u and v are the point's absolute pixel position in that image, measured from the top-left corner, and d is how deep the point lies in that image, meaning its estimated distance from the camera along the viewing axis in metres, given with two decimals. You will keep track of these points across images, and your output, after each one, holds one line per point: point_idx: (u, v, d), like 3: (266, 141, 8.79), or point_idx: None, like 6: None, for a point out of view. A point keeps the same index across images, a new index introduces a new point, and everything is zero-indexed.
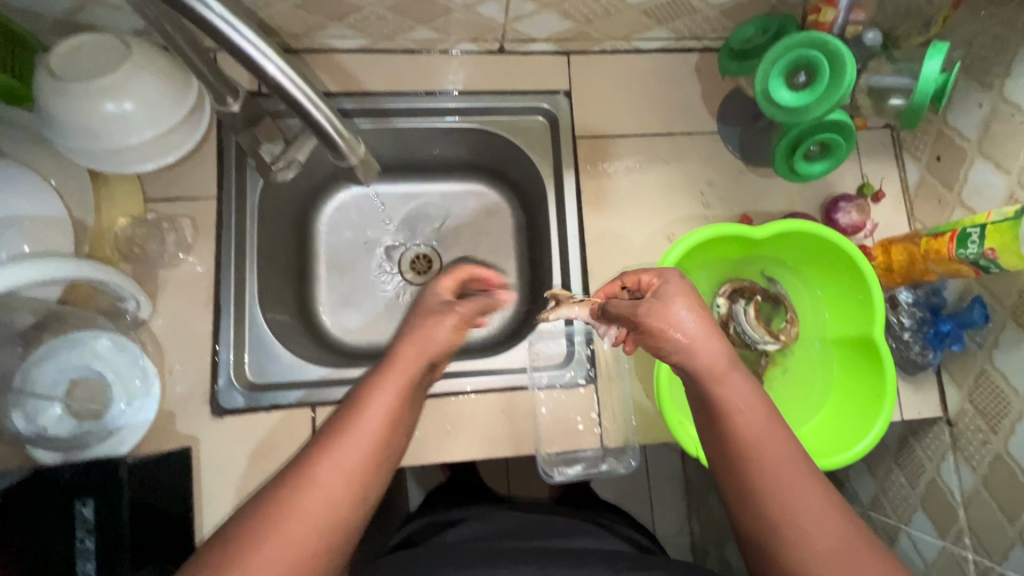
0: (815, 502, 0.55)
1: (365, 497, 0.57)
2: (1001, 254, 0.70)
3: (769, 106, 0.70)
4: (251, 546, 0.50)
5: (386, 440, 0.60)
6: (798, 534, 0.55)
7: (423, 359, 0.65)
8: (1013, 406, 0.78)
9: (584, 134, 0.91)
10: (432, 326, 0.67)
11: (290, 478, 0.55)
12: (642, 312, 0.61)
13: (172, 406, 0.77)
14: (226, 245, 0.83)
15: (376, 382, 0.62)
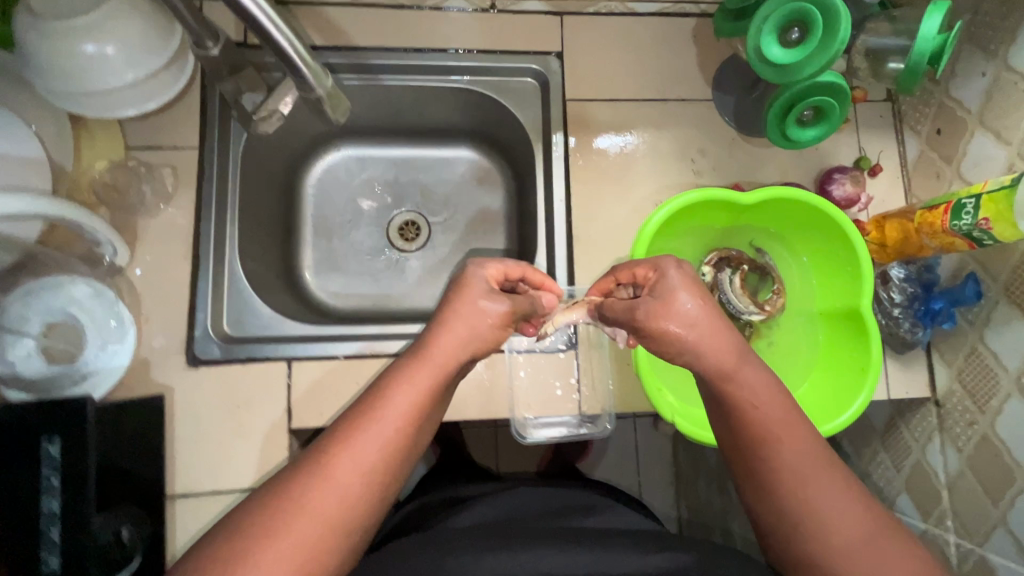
0: (838, 496, 0.56)
1: (381, 493, 0.57)
2: (996, 225, 0.67)
3: (760, 65, 0.68)
4: (267, 541, 0.51)
5: (407, 437, 0.58)
6: (822, 531, 0.55)
7: (460, 357, 0.62)
8: (1002, 386, 0.76)
9: (575, 96, 0.90)
10: (477, 321, 0.63)
11: (305, 472, 0.55)
12: (638, 313, 0.60)
13: (147, 354, 0.77)
14: (206, 196, 0.82)
15: (401, 376, 0.60)
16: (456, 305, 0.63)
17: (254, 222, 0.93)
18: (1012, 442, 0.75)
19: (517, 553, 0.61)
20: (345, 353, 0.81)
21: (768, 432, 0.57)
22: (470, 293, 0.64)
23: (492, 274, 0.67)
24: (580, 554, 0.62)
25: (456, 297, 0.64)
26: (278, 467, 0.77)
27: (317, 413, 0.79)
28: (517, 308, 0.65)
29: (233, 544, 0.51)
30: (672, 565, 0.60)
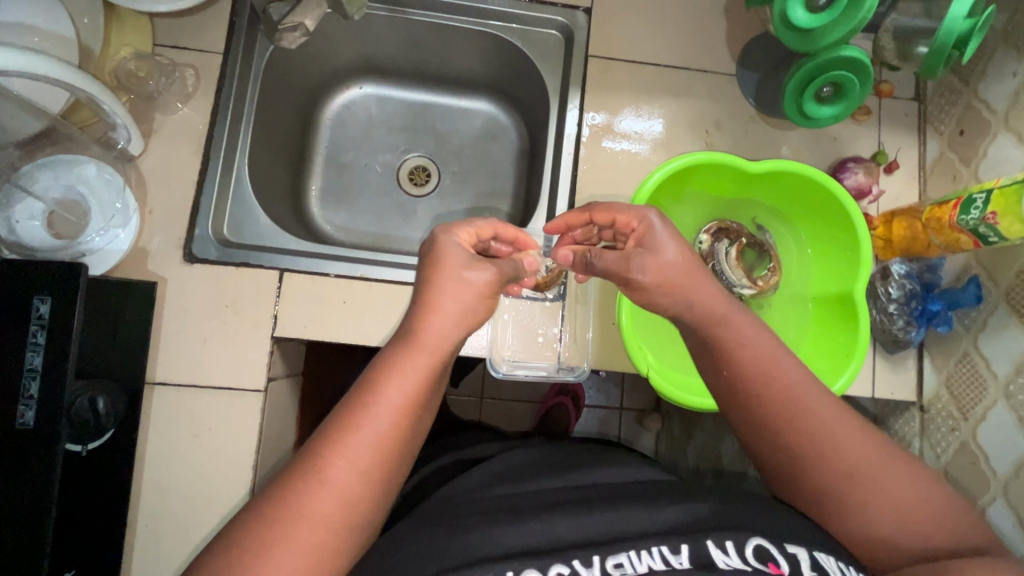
0: (837, 429, 0.56)
1: (383, 491, 0.53)
2: (1003, 219, 0.66)
3: (782, 28, 0.69)
4: (266, 549, 0.47)
5: (406, 429, 0.53)
6: (832, 468, 0.55)
7: (451, 334, 0.56)
8: (989, 392, 0.75)
9: (598, 53, 0.90)
10: (463, 293, 0.58)
11: (297, 476, 0.50)
12: (632, 266, 0.61)
13: (145, 244, 0.79)
14: (224, 102, 0.84)
15: (393, 364, 0.54)
16: (438, 279, 0.57)
17: (269, 140, 0.95)
18: (990, 450, 0.73)
19: (530, 522, 0.57)
20: (336, 272, 0.82)
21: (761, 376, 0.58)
22: (449, 264, 0.59)
23: (463, 238, 0.63)
24: (594, 515, 0.58)
25: (437, 270, 0.59)
26: (256, 371, 0.79)
27: (302, 326, 0.81)
28: (500, 271, 0.60)
29: (231, 554, 0.47)
30: (687, 519, 0.56)
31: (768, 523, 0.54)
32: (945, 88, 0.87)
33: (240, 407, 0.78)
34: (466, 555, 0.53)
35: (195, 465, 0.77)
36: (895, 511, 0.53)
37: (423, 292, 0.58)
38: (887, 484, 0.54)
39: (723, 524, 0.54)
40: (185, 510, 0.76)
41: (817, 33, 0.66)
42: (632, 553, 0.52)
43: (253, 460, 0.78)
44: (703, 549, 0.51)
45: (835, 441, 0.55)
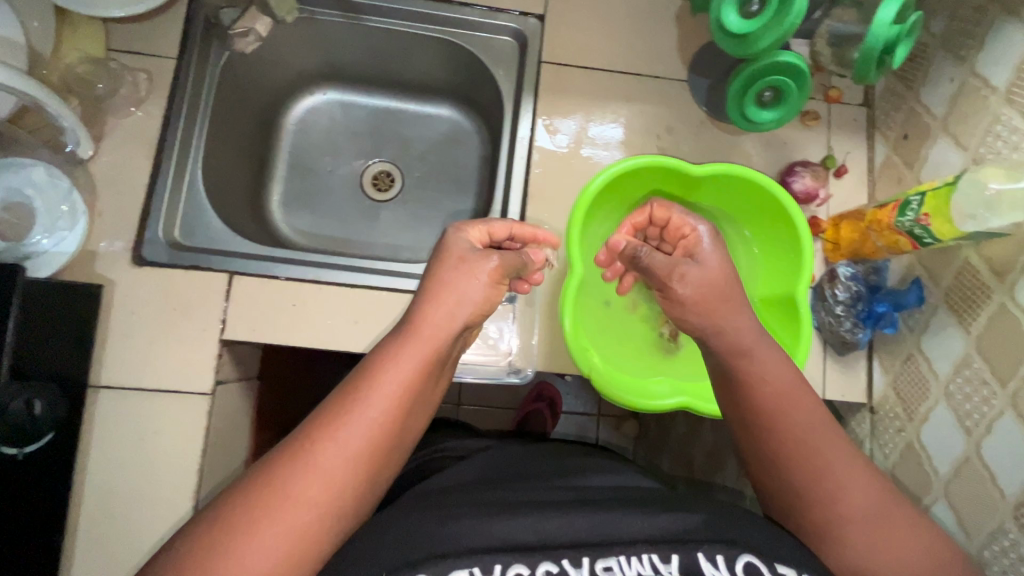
0: (841, 461, 0.59)
1: (371, 480, 0.54)
2: (935, 221, 0.68)
3: (721, 34, 0.69)
4: (256, 525, 0.49)
5: (398, 417, 0.56)
6: (830, 497, 0.58)
7: (445, 326, 0.60)
8: (931, 392, 0.75)
9: (551, 59, 0.91)
10: (464, 286, 0.62)
11: (290, 456, 0.52)
12: (678, 273, 0.65)
13: (94, 246, 0.79)
14: (177, 106, 0.85)
15: (390, 354, 0.57)
16: (441, 275, 0.62)
17: (227, 145, 0.95)
18: (933, 450, 0.74)
19: (520, 517, 0.57)
20: (287, 275, 0.82)
21: (776, 404, 0.61)
22: (453, 257, 0.63)
23: (474, 238, 0.68)
24: (588, 516, 0.57)
25: (440, 263, 0.64)
26: (203, 374, 0.79)
27: (251, 328, 0.81)
28: (503, 263, 0.65)
29: (221, 531, 0.49)
30: (680, 527, 0.56)
31: (757, 540, 0.55)
32: (891, 94, 0.88)
33: (187, 410, 0.78)
34: (454, 543, 0.53)
35: (143, 470, 0.76)
36: (887, 545, 0.56)
37: (427, 287, 0.62)
38: (886, 528, 0.57)
39: (715, 538, 0.54)
40: (129, 514, 0.76)
41: (750, 37, 0.68)
42: (622, 558, 0.52)
43: (200, 463, 0.78)
44: (693, 560, 0.52)
45: (819, 441, 0.60)
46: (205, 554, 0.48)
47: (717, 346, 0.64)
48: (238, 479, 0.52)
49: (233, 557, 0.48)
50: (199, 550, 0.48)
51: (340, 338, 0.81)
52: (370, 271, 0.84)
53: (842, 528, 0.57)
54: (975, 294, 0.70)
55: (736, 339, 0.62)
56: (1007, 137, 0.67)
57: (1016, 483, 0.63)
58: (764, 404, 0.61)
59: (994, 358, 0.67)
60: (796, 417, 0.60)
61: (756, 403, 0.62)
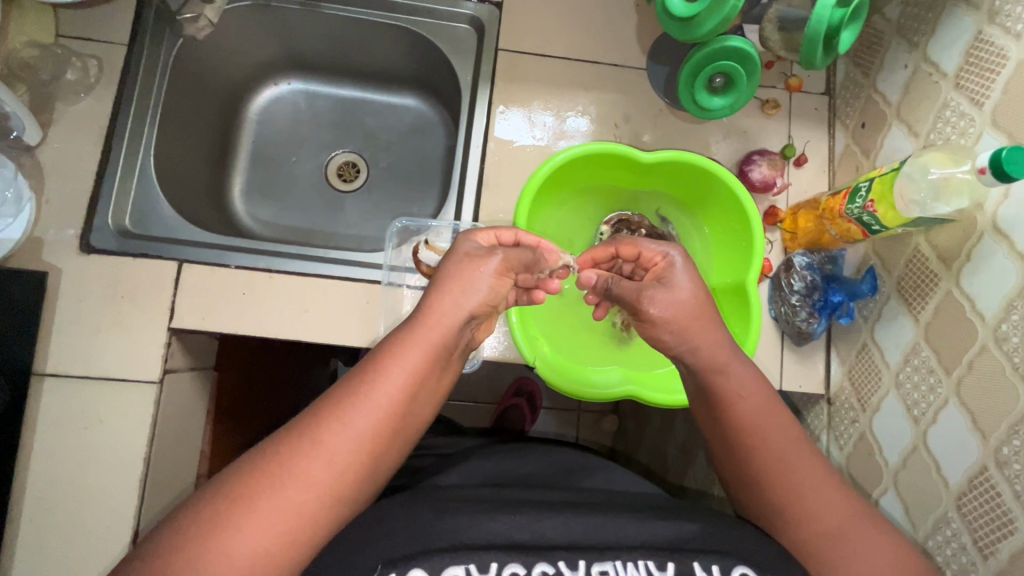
0: (811, 470, 0.58)
1: (374, 470, 0.52)
2: (880, 207, 0.69)
3: (668, 20, 0.74)
4: (250, 506, 0.46)
5: (406, 406, 0.53)
6: (803, 514, 0.56)
7: (456, 315, 0.57)
8: (883, 382, 0.75)
9: (507, 47, 0.90)
10: (476, 278, 0.59)
11: (293, 438, 0.50)
12: (644, 299, 0.62)
13: (41, 233, 0.79)
14: (128, 92, 0.85)
15: (398, 341, 0.55)
16: (455, 264, 0.59)
17: (184, 133, 0.95)
18: (885, 441, 0.73)
19: (514, 515, 0.56)
20: (238, 263, 0.82)
21: (752, 418, 0.59)
22: (462, 250, 0.60)
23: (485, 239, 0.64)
24: (583, 517, 0.56)
25: (450, 257, 0.61)
26: (150, 362, 0.78)
27: (199, 317, 0.80)
28: (511, 259, 0.61)
29: (215, 510, 0.46)
30: (676, 535, 0.55)
31: (750, 549, 0.54)
32: (850, 82, 0.87)
33: (133, 399, 0.77)
34: (452, 538, 0.52)
35: (88, 458, 0.76)
36: (872, 559, 0.54)
37: (438, 278, 0.59)
38: (860, 536, 0.55)
39: (712, 547, 0.53)
40: (74, 503, 0.75)
41: (695, 19, 0.72)
42: (619, 563, 0.51)
43: (146, 453, 0.77)
44: (689, 569, 0.51)
45: (790, 448, 0.58)
46: (191, 533, 0.45)
47: (694, 366, 0.61)
48: (235, 461, 0.50)
49: (226, 535, 0.45)
50: (188, 530, 0.45)
51: (289, 327, 0.81)
52: (325, 259, 0.84)
53: (813, 542, 0.55)
54: (924, 282, 0.69)
55: (710, 357, 0.60)
56: (955, 122, 0.66)
57: (959, 472, 0.62)
58: (740, 406, 0.59)
59: (940, 346, 0.66)
60: (767, 424, 0.59)
61: (733, 420, 0.60)
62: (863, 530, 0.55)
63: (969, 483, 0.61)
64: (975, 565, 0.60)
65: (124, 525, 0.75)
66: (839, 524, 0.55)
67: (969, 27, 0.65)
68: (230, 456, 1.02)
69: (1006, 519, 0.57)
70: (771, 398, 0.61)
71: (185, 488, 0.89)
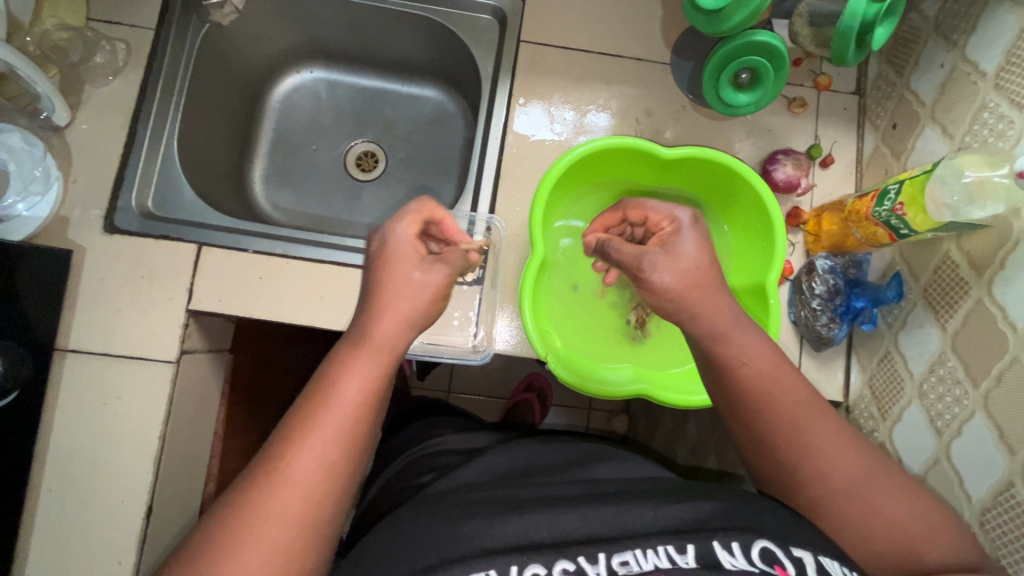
0: (828, 435, 0.57)
1: (344, 486, 0.52)
2: (910, 210, 0.67)
3: (694, 12, 0.74)
4: (230, 555, 0.47)
5: (360, 420, 0.53)
6: (815, 474, 0.56)
7: (402, 331, 0.57)
8: (905, 391, 0.72)
9: (529, 39, 0.89)
10: (412, 295, 0.59)
11: (257, 478, 0.50)
12: (652, 261, 0.62)
13: (67, 213, 0.81)
14: (153, 75, 0.87)
15: (342, 364, 0.55)
16: (387, 281, 0.59)
17: (208, 119, 0.96)
18: (905, 451, 0.71)
19: (529, 515, 0.56)
20: (255, 248, 0.82)
21: (756, 383, 0.58)
22: (392, 268, 0.60)
23: (411, 233, 0.62)
24: (596, 510, 0.56)
25: (381, 274, 0.60)
26: (168, 343, 0.79)
27: (217, 301, 0.81)
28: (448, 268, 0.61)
29: (200, 563, 0.47)
30: (694, 517, 0.55)
31: (773, 523, 0.53)
32: (883, 82, 0.84)
33: (151, 378, 0.78)
34: (469, 545, 0.53)
35: (105, 434, 0.77)
36: (889, 519, 0.54)
37: (374, 297, 0.59)
38: (876, 494, 0.55)
39: (732, 525, 0.52)
40: (91, 476, 0.77)
41: (722, 12, 0.71)
42: (639, 551, 0.51)
43: (161, 431, 0.78)
44: (709, 549, 0.50)
45: (818, 439, 0.56)
46: None
47: (694, 332, 0.60)
48: (209, 513, 0.50)
49: None
50: None
51: (305, 314, 0.81)
52: (343, 247, 0.84)
53: (830, 508, 0.55)
54: (952, 290, 0.66)
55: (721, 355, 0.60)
56: (993, 124, 0.64)
57: (982, 487, 0.60)
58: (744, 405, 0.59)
59: (968, 358, 0.63)
60: (803, 431, 0.57)
61: (739, 393, 0.59)
62: (872, 488, 0.55)
63: (993, 499, 0.59)
64: None
65: (138, 500, 0.76)
66: (853, 480, 0.55)
67: (1012, 25, 0.63)
68: (243, 439, 1.03)
69: None
70: (810, 397, 0.58)
71: (199, 467, 0.91)
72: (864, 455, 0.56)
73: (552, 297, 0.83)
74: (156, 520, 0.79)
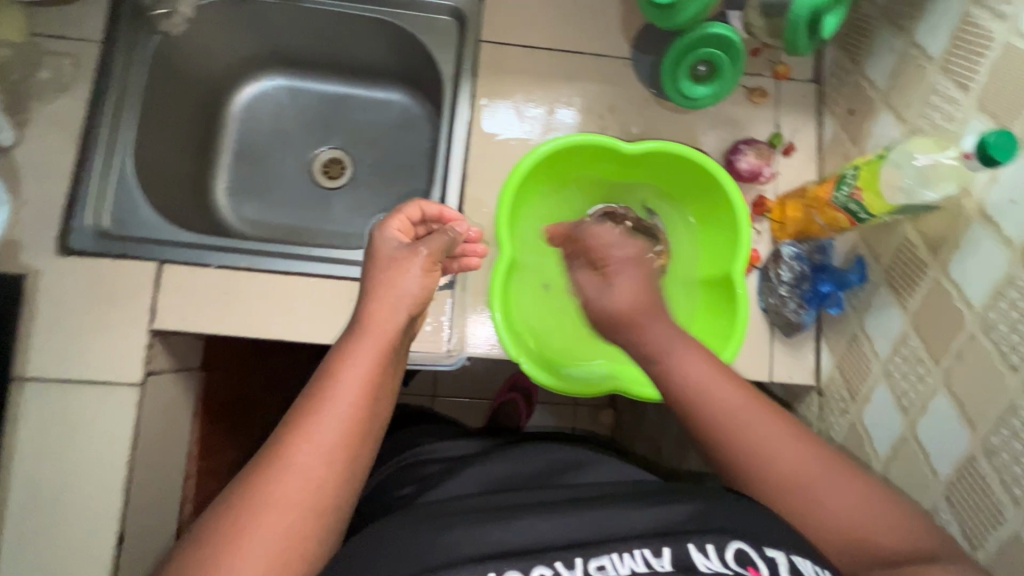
0: (780, 437, 0.56)
1: (352, 473, 0.51)
2: (868, 195, 0.68)
3: (648, 7, 0.74)
4: (236, 542, 0.46)
5: (365, 407, 0.52)
6: (773, 476, 0.55)
7: (396, 318, 0.56)
8: (873, 372, 0.74)
9: (490, 39, 0.89)
10: (403, 280, 0.58)
11: (258, 473, 0.49)
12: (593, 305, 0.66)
13: (19, 235, 0.78)
14: (104, 89, 0.84)
15: (343, 354, 0.54)
16: (380, 271, 0.59)
17: (164, 132, 0.93)
18: (875, 430, 0.72)
19: (512, 522, 0.56)
20: (219, 262, 0.80)
21: (707, 392, 0.57)
22: (383, 257, 0.60)
23: (396, 228, 0.63)
24: (576, 514, 0.57)
25: (374, 265, 0.60)
26: (132, 365, 0.77)
27: (181, 319, 0.79)
28: (436, 251, 0.61)
29: (204, 552, 0.46)
30: (672, 520, 0.56)
31: (748, 523, 0.54)
32: (838, 69, 0.86)
33: (115, 402, 0.76)
34: (448, 554, 0.53)
35: (70, 460, 0.75)
36: (849, 510, 0.54)
37: (367, 286, 0.58)
38: (832, 488, 0.54)
39: (708, 528, 0.54)
40: (58, 508, 0.74)
41: (678, 5, 0.73)
42: (616, 555, 0.51)
43: (130, 455, 0.76)
44: (685, 553, 0.51)
45: (773, 443, 0.56)
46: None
47: (662, 326, 0.61)
48: (210, 506, 0.50)
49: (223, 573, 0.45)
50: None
51: (271, 327, 0.80)
52: (309, 258, 0.83)
53: (791, 506, 0.55)
54: (912, 270, 0.68)
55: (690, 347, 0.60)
56: (943, 107, 0.65)
57: (947, 462, 0.61)
58: (704, 415, 0.57)
59: (930, 336, 0.65)
60: (756, 440, 0.56)
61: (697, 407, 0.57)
62: (832, 479, 0.55)
63: (959, 473, 0.60)
64: None
65: (109, 526, 0.74)
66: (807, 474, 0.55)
67: (956, 9, 0.64)
68: (219, 458, 1.01)
69: (996, 508, 0.56)
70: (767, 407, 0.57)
71: (172, 489, 0.88)
72: (821, 452, 0.56)
73: (521, 300, 0.82)
74: (128, 546, 0.76)
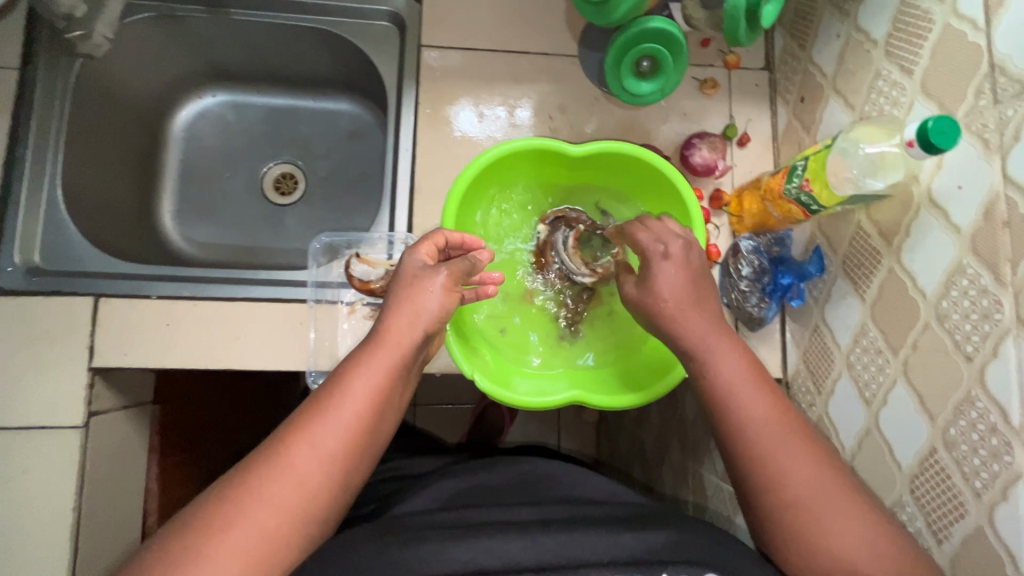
0: (805, 461, 0.58)
1: (344, 481, 0.53)
2: (816, 187, 0.67)
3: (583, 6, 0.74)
4: (221, 532, 0.48)
5: (368, 420, 0.54)
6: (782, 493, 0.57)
7: (415, 339, 0.57)
8: (835, 363, 0.72)
9: (431, 42, 0.86)
10: (424, 301, 0.58)
11: (258, 467, 0.51)
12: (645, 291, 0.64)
13: None
14: (26, 118, 0.80)
15: (356, 363, 0.56)
16: (400, 289, 0.58)
17: (98, 157, 0.89)
18: (840, 423, 0.71)
19: (479, 541, 0.55)
20: (159, 293, 0.78)
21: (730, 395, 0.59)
22: (409, 274, 0.59)
23: (427, 252, 0.62)
24: (548, 536, 0.56)
25: (397, 284, 0.60)
26: (70, 407, 0.73)
27: (122, 354, 0.75)
28: (455, 272, 0.59)
29: (187, 539, 0.48)
30: (643, 548, 0.55)
31: (720, 556, 0.54)
32: (787, 55, 0.84)
33: (56, 447, 0.73)
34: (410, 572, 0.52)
35: (10, 511, 0.71)
36: (840, 540, 0.55)
37: (390, 300, 0.59)
38: (832, 513, 0.56)
39: (686, 558, 0.53)
40: None
41: (607, 5, 0.72)
42: None
43: (75, 501, 0.72)
44: None
45: (791, 462, 0.57)
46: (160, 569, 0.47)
47: None
48: (200, 496, 0.52)
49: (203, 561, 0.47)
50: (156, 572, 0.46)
51: (217, 355, 0.76)
52: (256, 282, 0.80)
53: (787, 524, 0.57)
54: (867, 259, 0.66)
55: None
56: (888, 91, 0.64)
57: (910, 454, 0.60)
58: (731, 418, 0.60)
59: (887, 326, 0.63)
60: (772, 450, 0.58)
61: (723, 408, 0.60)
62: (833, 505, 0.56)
63: (921, 465, 0.59)
64: (931, 548, 0.59)
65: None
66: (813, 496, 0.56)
67: None
68: (182, 491, 0.97)
69: (959, 500, 0.55)
70: (781, 422, 0.59)
71: (130, 529, 0.85)
72: (833, 479, 0.57)
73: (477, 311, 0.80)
74: None
